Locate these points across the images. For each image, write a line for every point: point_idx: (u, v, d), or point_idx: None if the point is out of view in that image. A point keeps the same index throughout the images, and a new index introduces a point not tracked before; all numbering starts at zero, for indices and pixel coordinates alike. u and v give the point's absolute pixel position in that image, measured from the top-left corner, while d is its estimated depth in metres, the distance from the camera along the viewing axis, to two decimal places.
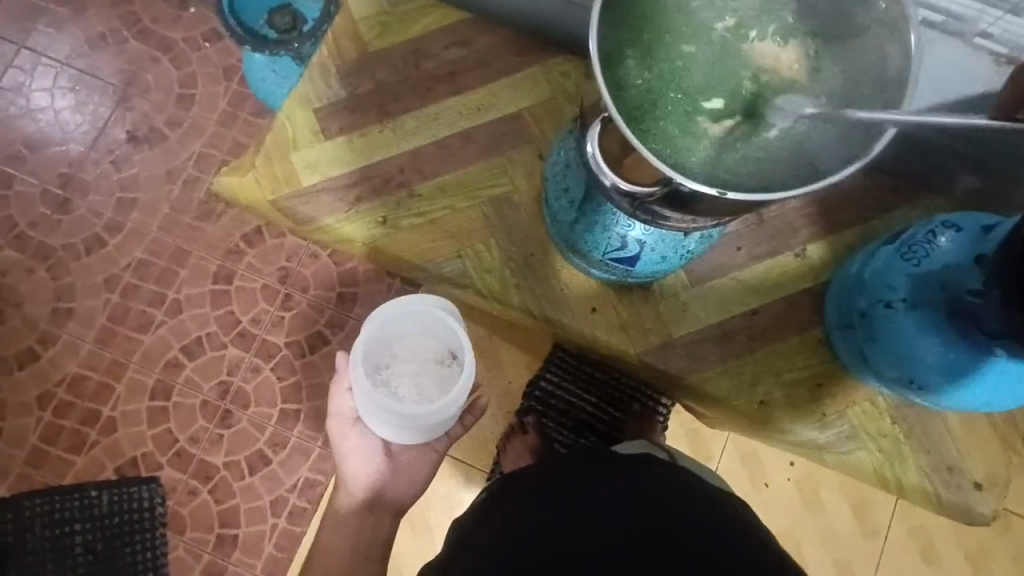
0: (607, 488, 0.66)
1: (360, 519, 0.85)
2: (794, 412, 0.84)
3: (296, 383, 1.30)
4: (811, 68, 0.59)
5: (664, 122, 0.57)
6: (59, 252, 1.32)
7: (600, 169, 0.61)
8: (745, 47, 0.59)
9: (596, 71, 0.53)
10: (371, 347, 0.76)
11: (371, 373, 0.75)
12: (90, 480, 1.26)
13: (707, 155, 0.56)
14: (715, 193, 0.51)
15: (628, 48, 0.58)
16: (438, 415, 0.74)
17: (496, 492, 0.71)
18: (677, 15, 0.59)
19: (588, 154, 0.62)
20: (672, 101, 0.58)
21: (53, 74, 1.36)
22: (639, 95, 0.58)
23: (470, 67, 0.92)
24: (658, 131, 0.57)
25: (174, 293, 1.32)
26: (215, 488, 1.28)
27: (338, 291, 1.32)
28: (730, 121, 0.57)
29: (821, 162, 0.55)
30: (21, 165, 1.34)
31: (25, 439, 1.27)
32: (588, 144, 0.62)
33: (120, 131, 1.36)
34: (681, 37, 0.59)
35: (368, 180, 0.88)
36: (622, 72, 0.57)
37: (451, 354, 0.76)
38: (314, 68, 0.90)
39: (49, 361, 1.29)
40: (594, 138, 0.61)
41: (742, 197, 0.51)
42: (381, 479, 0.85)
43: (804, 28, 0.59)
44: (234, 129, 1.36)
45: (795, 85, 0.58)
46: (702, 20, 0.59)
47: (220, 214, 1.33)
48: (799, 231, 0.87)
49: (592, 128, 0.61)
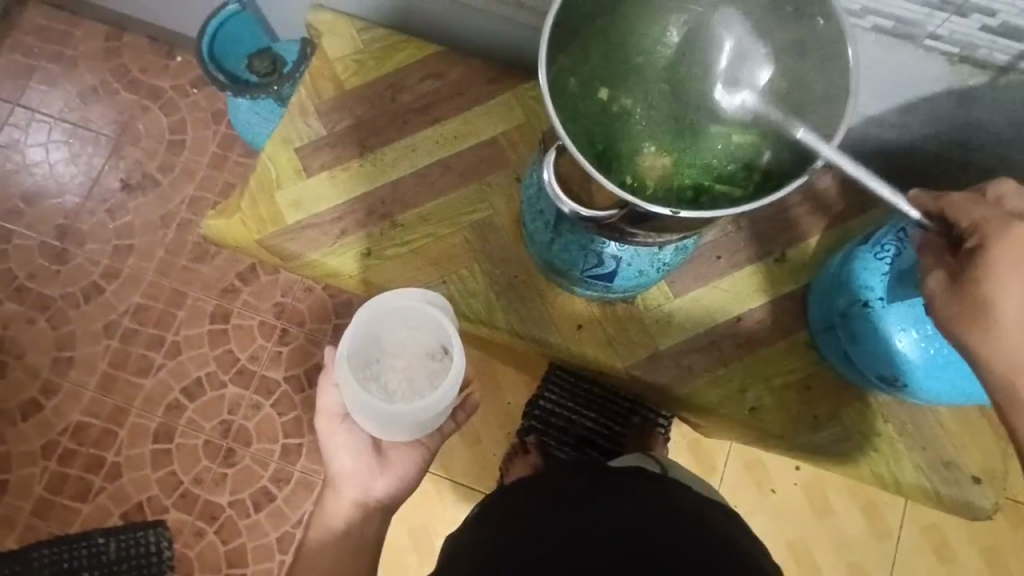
0: (589, 505, 0.66)
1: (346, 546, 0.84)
2: (786, 417, 0.84)
3: (297, 418, 1.31)
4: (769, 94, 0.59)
5: (622, 154, 0.59)
6: (59, 302, 1.34)
7: (557, 194, 0.63)
8: (699, 67, 0.60)
9: (547, 107, 0.53)
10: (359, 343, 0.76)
11: (362, 369, 0.76)
12: (97, 527, 1.26)
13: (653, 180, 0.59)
14: (671, 213, 0.52)
15: (579, 77, 0.59)
16: (429, 410, 0.74)
17: (481, 512, 0.71)
18: (627, 42, 0.60)
19: (545, 181, 0.64)
20: (622, 128, 0.60)
21: (47, 129, 1.40)
22: (594, 123, 0.59)
23: (446, 97, 0.94)
24: (615, 162, 0.59)
25: (173, 335, 1.33)
26: (221, 528, 1.28)
27: (334, 323, 1.33)
28: (684, 149, 0.60)
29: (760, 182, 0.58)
30: (19, 219, 1.37)
31: (31, 490, 1.28)
32: (545, 172, 0.64)
33: (114, 179, 1.39)
34: (637, 69, 0.60)
35: (351, 214, 0.90)
36: (573, 97, 0.59)
37: (442, 347, 0.76)
38: (293, 108, 0.93)
39: (53, 411, 1.30)
40: (549, 166, 0.63)
41: (696, 215, 0.52)
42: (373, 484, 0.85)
43: (754, 40, 0.59)
44: (225, 170, 1.39)
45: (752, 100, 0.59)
46: (653, 43, 0.61)
47: (216, 254, 1.36)
48: (778, 236, 0.88)
49: (547, 158, 0.63)
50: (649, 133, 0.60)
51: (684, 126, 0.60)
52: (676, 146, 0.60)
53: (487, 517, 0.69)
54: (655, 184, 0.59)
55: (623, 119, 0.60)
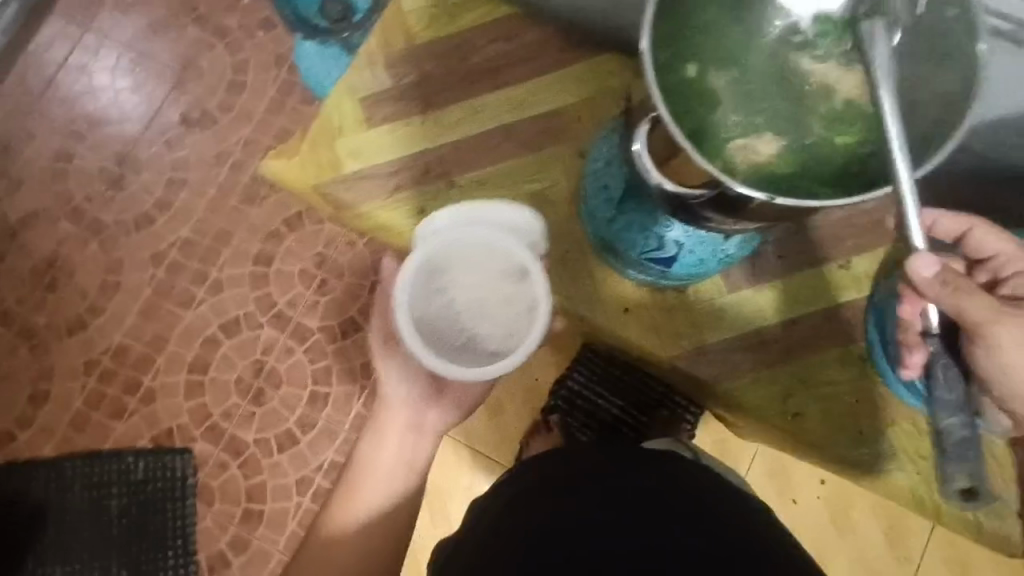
0: (632, 486, 0.65)
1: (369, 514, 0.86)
2: (829, 428, 0.82)
3: (327, 367, 1.33)
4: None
5: (714, 137, 0.59)
6: (111, 227, 1.38)
7: (646, 167, 0.62)
8: (805, 56, 0.61)
9: (648, 76, 0.54)
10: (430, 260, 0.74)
11: (430, 281, 0.73)
12: (129, 446, 1.31)
13: (736, 155, 0.59)
14: (764, 199, 0.52)
15: (682, 40, 0.60)
16: (497, 334, 0.72)
17: (514, 474, 0.71)
18: (735, 22, 0.61)
19: (634, 152, 0.64)
20: (713, 100, 0.60)
21: (115, 56, 1.42)
22: (688, 89, 0.60)
23: (516, 61, 0.92)
24: (708, 146, 0.59)
25: (217, 272, 1.36)
26: (244, 463, 1.31)
27: (372, 280, 1.34)
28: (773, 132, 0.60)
29: (846, 177, 0.59)
30: (81, 141, 1.40)
31: (70, 402, 1.33)
32: (635, 142, 0.63)
33: (174, 113, 1.40)
34: (734, 44, 0.61)
35: (408, 169, 0.90)
36: (672, 62, 0.59)
37: (520, 271, 0.73)
38: (361, 58, 0.92)
39: (97, 331, 1.35)
40: (642, 137, 0.62)
41: (791, 204, 0.52)
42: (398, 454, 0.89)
43: None
44: (281, 116, 1.40)
45: (859, 95, 0.60)
46: (761, 26, 0.62)
47: (265, 198, 1.37)
48: (843, 241, 0.85)
49: (640, 128, 0.62)
50: (741, 114, 0.60)
51: (781, 112, 0.61)
52: (779, 135, 0.60)
53: (520, 479, 0.70)
54: (739, 159, 0.59)
55: (717, 91, 0.60)
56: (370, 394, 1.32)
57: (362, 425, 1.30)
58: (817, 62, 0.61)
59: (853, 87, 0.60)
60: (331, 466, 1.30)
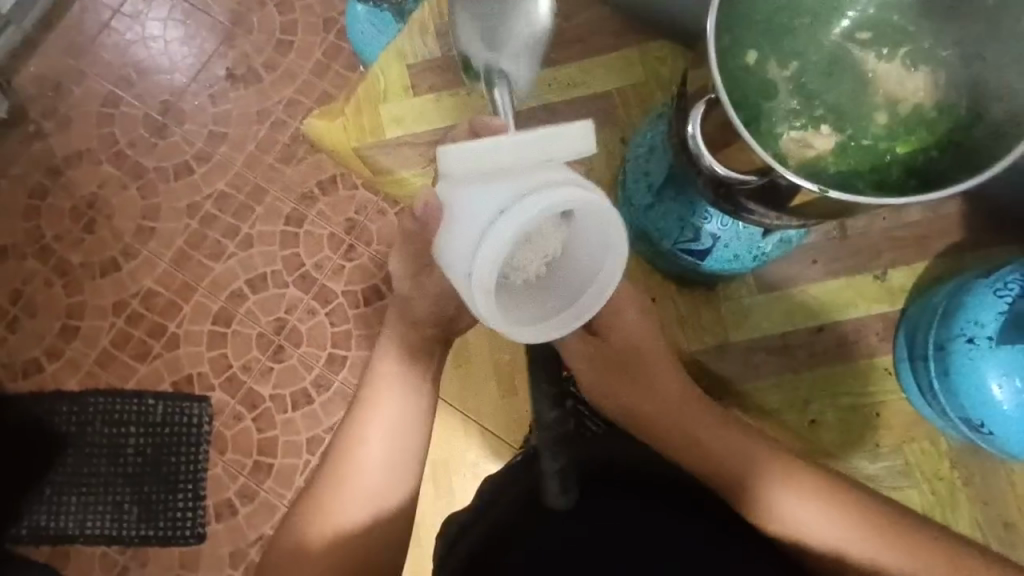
0: (635, 487, 0.73)
1: (359, 515, 0.76)
2: (847, 438, 0.81)
3: (348, 332, 1.35)
4: (942, 87, 0.60)
5: (768, 127, 0.59)
6: (151, 174, 1.40)
7: (701, 149, 0.63)
8: (871, 53, 0.61)
9: (712, 62, 0.55)
10: (483, 217, 0.48)
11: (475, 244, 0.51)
12: (149, 389, 1.35)
13: (792, 145, 0.60)
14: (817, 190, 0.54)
15: (745, 27, 0.60)
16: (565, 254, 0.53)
17: (529, 456, 0.73)
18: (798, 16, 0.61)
19: (688, 135, 0.65)
20: (771, 89, 0.60)
21: (168, 6, 1.44)
22: (745, 75, 0.60)
23: (567, 41, 0.91)
24: (761, 136, 0.59)
25: (248, 228, 1.38)
26: (258, 417, 1.34)
27: (399, 250, 1.35)
28: (833, 125, 0.60)
29: (900, 176, 0.59)
30: (129, 87, 1.42)
31: (97, 340, 1.37)
32: (690, 125, 0.64)
33: (220, 67, 1.42)
34: (798, 33, 0.61)
35: (449, 140, 0.90)
36: (730, 49, 0.60)
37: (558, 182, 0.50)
38: (413, 24, 0.92)
39: (128, 274, 1.38)
40: (696, 120, 0.63)
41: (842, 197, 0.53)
42: (390, 442, 0.79)
43: (936, 38, 0.60)
44: (325, 80, 1.41)
45: (922, 97, 0.60)
46: (828, 18, 0.61)
47: (302, 159, 1.39)
48: (882, 254, 0.83)
49: (695, 111, 0.63)
50: (801, 104, 0.60)
51: (840, 105, 0.61)
52: (837, 129, 0.60)
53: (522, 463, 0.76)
54: (795, 149, 0.60)
55: (774, 82, 0.60)
56: None
57: None
58: (883, 59, 0.61)
59: (918, 86, 0.60)
60: (342, 428, 1.33)
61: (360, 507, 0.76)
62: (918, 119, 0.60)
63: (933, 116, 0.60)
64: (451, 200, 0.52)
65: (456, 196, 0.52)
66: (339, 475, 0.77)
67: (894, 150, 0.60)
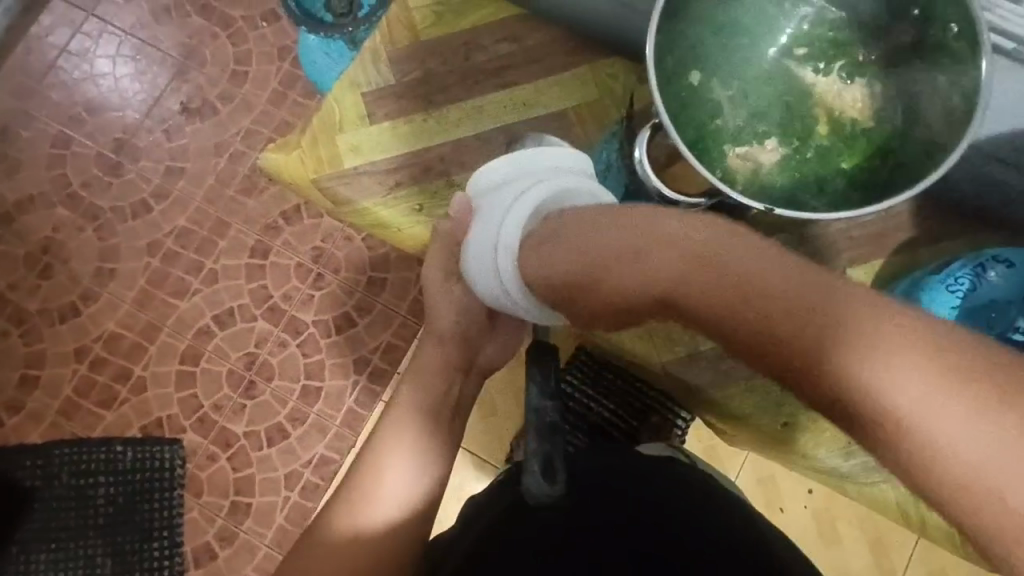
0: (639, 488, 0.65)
1: (401, 508, 0.71)
2: (820, 437, 0.82)
3: (321, 362, 1.33)
4: (877, 97, 0.64)
5: (715, 146, 0.64)
6: (107, 214, 1.37)
7: (647, 174, 0.66)
8: (809, 69, 0.65)
9: (652, 89, 0.57)
10: (500, 212, 0.69)
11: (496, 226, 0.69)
12: (118, 435, 1.31)
13: (740, 164, 0.64)
14: (761, 209, 0.57)
15: (687, 51, 0.63)
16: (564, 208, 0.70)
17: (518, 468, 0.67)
18: (738, 36, 0.64)
19: (635, 157, 0.68)
20: (719, 111, 0.64)
21: (117, 42, 1.41)
22: (692, 99, 0.64)
23: (520, 62, 0.92)
24: (709, 155, 0.64)
25: (212, 263, 1.35)
26: (233, 456, 1.31)
27: (368, 275, 1.34)
28: (781, 140, 0.65)
29: (844, 186, 0.64)
30: (80, 127, 1.39)
31: (60, 389, 1.32)
32: (637, 149, 0.67)
33: (174, 101, 1.40)
34: (738, 53, 0.65)
35: (408, 167, 0.90)
36: (674, 73, 0.62)
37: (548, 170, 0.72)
38: (365, 53, 0.92)
39: (89, 318, 1.34)
40: (643, 144, 0.66)
41: (786, 214, 0.56)
42: (432, 427, 0.76)
43: (870, 49, 0.63)
44: (283, 108, 1.39)
45: (861, 109, 0.64)
46: (768, 36, 0.64)
47: (263, 190, 1.37)
48: (840, 254, 0.85)
49: (642, 136, 0.66)
50: (748, 122, 0.65)
51: (781, 120, 0.65)
52: (783, 143, 0.65)
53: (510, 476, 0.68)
54: (742, 168, 0.64)
55: (722, 102, 0.64)
56: (363, 390, 1.31)
57: (353, 421, 1.30)
58: (820, 74, 0.65)
59: (857, 98, 0.64)
60: (320, 460, 1.30)
61: (403, 498, 0.72)
62: (860, 129, 0.64)
63: (873, 125, 0.64)
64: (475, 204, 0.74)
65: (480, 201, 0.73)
66: (376, 469, 0.73)
67: (835, 162, 0.64)
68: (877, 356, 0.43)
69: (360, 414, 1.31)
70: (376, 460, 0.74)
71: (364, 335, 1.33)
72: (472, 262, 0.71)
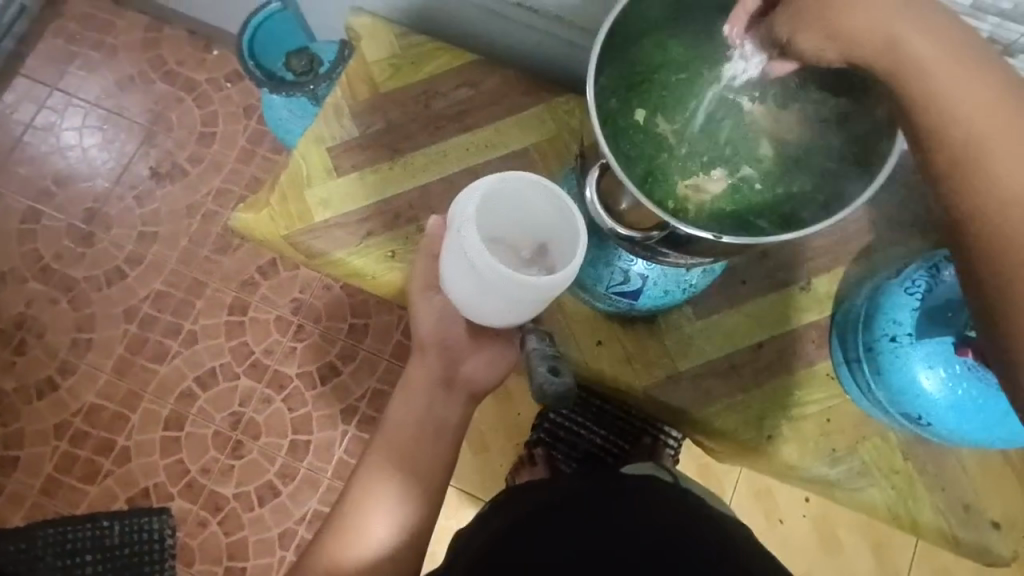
0: (621, 511, 0.65)
1: (395, 534, 0.71)
2: (803, 447, 0.84)
3: (308, 415, 1.31)
4: (812, 119, 0.65)
5: (663, 178, 0.67)
6: (81, 284, 1.36)
7: (600, 213, 0.68)
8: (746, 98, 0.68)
9: (594, 129, 0.61)
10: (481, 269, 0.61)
11: (488, 280, 0.62)
12: (103, 509, 1.28)
13: (687, 197, 0.67)
14: (712, 237, 0.59)
15: (626, 93, 0.68)
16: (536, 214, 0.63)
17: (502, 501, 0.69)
18: (671, 77, 0.68)
19: (589, 198, 0.70)
20: (661, 142, 0.69)
21: (83, 114, 1.42)
22: (634, 133, 0.68)
23: (480, 105, 0.95)
24: (658, 186, 0.67)
25: (190, 324, 1.35)
26: (224, 520, 1.28)
27: (349, 322, 1.34)
28: (727, 170, 0.68)
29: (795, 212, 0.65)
30: (49, 200, 1.39)
31: (41, 467, 1.29)
32: (588, 189, 0.70)
33: (143, 167, 1.41)
34: (678, 88, 0.68)
35: (377, 216, 0.91)
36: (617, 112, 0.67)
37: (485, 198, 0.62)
38: (328, 108, 0.94)
39: (68, 391, 1.32)
40: (592, 184, 0.69)
41: (736, 240, 0.59)
42: (427, 455, 0.76)
43: None
44: (252, 165, 1.41)
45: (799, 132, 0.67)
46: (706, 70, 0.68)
47: (238, 247, 1.37)
48: (804, 264, 0.88)
49: (591, 176, 0.69)
50: (691, 155, 0.68)
51: (725, 152, 0.68)
52: (727, 174, 0.68)
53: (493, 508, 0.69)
54: (688, 202, 0.66)
55: (664, 137, 0.69)
56: (352, 439, 1.30)
57: (344, 472, 1.28)
58: (756, 101, 0.67)
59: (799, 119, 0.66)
60: (314, 516, 1.28)
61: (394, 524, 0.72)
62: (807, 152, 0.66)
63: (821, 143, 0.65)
64: (454, 264, 0.65)
65: (456, 258, 0.64)
66: (367, 501, 0.72)
67: (780, 187, 0.66)
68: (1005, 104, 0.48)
69: (350, 464, 1.29)
70: (365, 493, 0.73)
71: (349, 382, 1.32)
72: (487, 305, 0.66)
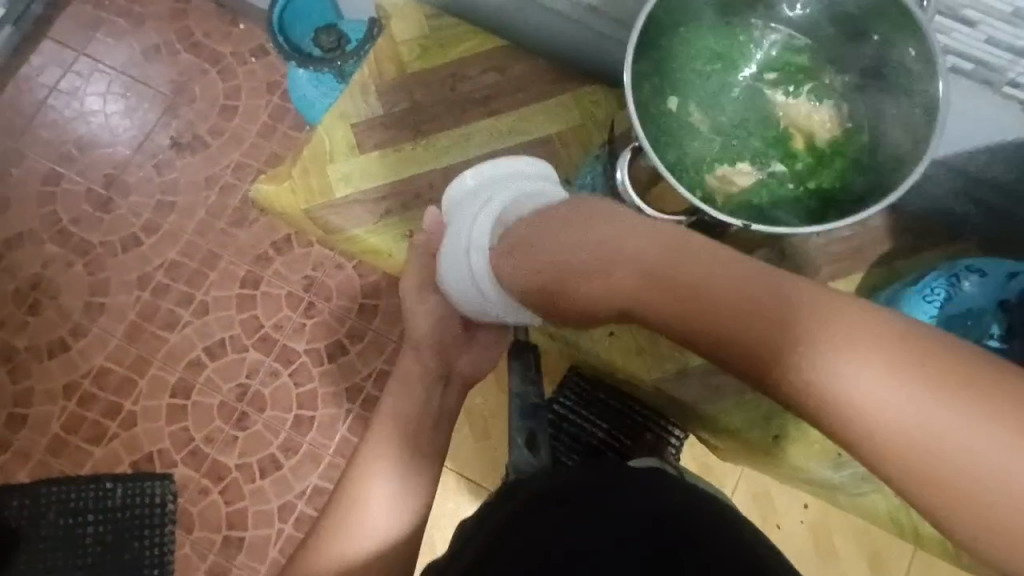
0: (629, 501, 0.65)
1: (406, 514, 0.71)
2: (810, 450, 0.83)
3: (314, 391, 1.32)
4: (844, 117, 0.69)
5: (694, 168, 0.69)
6: (97, 249, 1.37)
7: (630, 196, 0.70)
8: (780, 93, 0.71)
9: (631, 115, 0.61)
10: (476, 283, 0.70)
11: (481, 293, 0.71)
12: (107, 472, 1.29)
13: (716, 187, 0.69)
14: (741, 225, 0.61)
15: (659, 80, 0.68)
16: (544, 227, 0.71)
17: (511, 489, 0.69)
18: (705, 68, 0.70)
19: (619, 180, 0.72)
20: (694, 132, 0.70)
21: (107, 80, 1.43)
22: (667, 120, 0.69)
23: (506, 91, 0.95)
24: (689, 176, 0.69)
25: (202, 295, 1.36)
26: (224, 489, 1.29)
27: (360, 302, 1.35)
28: (757, 163, 0.71)
29: (820, 207, 0.69)
30: (70, 163, 1.40)
31: (48, 427, 1.30)
32: (619, 171, 0.71)
33: (164, 136, 1.42)
34: (713, 78, 0.70)
35: (398, 194, 0.91)
36: (652, 98, 0.68)
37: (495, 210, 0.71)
38: (354, 85, 0.94)
39: (78, 353, 1.33)
40: (624, 167, 0.71)
41: (764, 230, 0.61)
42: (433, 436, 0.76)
43: (834, 73, 0.69)
44: (272, 140, 1.41)
45: (830, 130, 0.70)
46: (740, 62, 0.70)
47: (253, 222, 1.38)
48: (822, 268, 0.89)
49: (623, 158, 0.70)
50: (722, 147, 0.71)
51: (752, 144, 0.71)
52: (755, 167, 0.71)
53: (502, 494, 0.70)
54: (717, 192, 0.69)
55: (697, 126, 0.70)
56: (356, 418, 1.31)
57: (346, 450, 1.29)
58: (790, 96, 0.71)
59: (830, 116, 0.70)
60: (314, 491, 1.29)
61: (390, 519, 0.70)
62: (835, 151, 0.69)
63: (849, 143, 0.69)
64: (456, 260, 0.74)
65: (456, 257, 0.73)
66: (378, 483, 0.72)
67: (808, 183, 0.70)
68: (844, 360, 0.40)
69: (353, 442, 1.30)
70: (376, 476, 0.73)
71: (356, 362, 1.33)
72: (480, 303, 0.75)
